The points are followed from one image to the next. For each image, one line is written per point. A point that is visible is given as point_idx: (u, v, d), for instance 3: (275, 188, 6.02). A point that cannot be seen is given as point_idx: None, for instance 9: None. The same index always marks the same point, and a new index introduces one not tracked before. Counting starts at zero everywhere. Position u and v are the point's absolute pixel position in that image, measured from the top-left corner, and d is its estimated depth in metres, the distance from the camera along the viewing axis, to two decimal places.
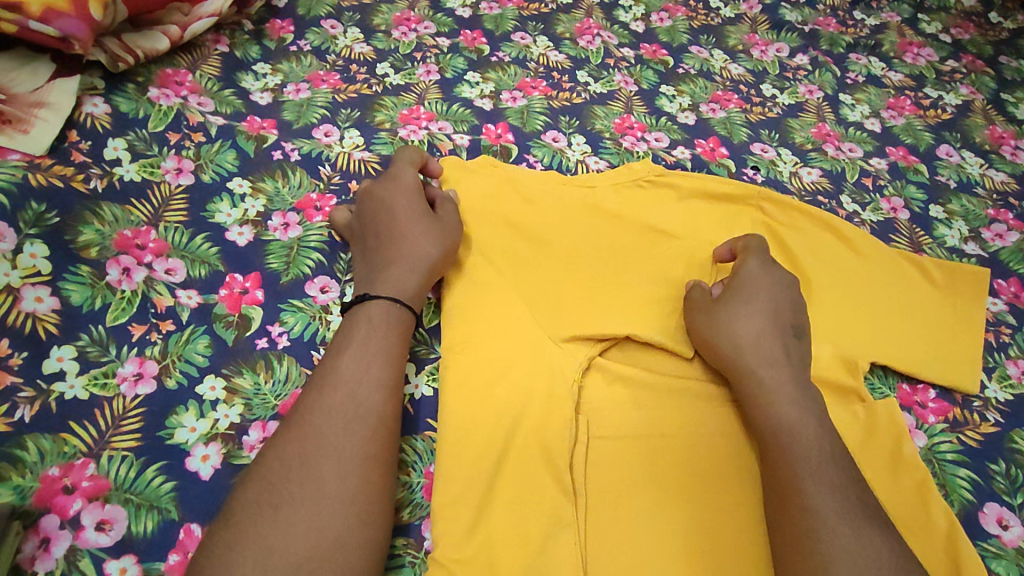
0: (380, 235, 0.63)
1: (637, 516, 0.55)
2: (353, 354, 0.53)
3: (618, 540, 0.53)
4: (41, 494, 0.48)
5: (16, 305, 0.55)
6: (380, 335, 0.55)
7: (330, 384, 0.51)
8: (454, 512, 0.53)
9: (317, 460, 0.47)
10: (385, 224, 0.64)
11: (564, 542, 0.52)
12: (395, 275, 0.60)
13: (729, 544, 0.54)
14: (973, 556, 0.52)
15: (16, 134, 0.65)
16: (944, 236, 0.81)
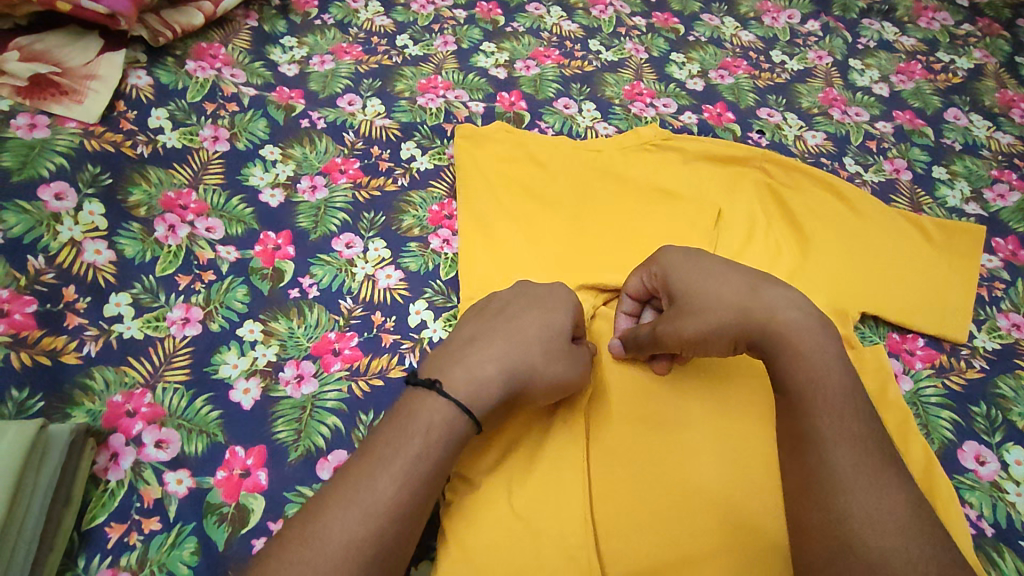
0: (496, 320, 0.53)
1: (653, 482, 0.55)
2: (414, 443, 0.45)
3: (625, 488, 0.55)
4: (108, 417, 0.55)
5: (78, 256, 0.62)
6: (449, 433, 0.46)
7: (362, 492, 0.43)
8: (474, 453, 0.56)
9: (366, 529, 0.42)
10: (512, 321, 0.53)
11: (572, 486, 0.54)
12: (480, 371, 0.49)
13: (739, 495, 0.55)
14: (945, 485, 0.56)
15: (71, 104, 0.71)
16: (945, 196, 0.83)
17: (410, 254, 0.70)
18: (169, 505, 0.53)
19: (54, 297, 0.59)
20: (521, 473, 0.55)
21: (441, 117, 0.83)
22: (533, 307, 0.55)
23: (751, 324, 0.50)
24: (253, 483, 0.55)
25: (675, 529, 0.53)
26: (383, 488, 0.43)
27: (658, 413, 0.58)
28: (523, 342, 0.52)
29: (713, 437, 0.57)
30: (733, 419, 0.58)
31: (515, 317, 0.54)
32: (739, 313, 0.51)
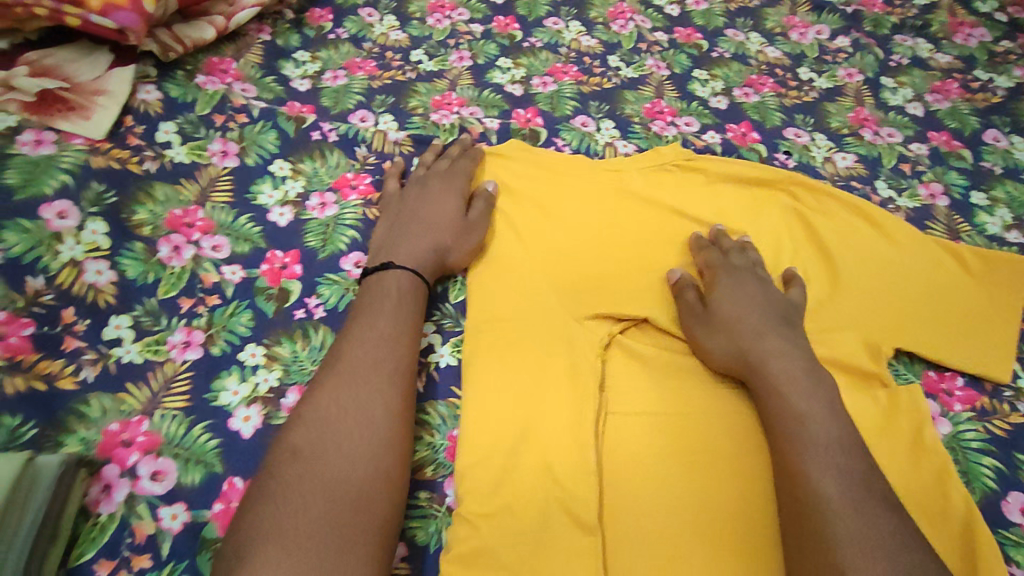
0: (413, 216, 0.68)
1: (666, 527, 0.53)
2: (391, 304, 0.59)
3: (635, 531, 0.53)
4: (103, 446, 0.53)
5: (78, 276, 0.60)
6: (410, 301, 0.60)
7: (363, 356, 0.55)
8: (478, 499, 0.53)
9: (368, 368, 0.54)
10: (422, 205, 0.69)
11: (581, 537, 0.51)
12: (409, 255, 0.64)
13: (743, 540, 0.53)
14: (989, 544, 0.51)
15: (79, 120, 0.69)
16: (985, 224, 0.78)
17: None
18: (162, 541, 0.50)
19: (52, 320, 0.57)
20: (529, 518, 0.52)
21: (454, 135, 0.81)
22: (429, 193, 0.71)
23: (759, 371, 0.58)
24: None
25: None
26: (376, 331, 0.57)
27: (658, 443, 0.57)
28: (438, 216, 0.68)
29: (720, 475, 0.56)
30: (736, 455, 0.57)
31: (416, 201, 0.70)
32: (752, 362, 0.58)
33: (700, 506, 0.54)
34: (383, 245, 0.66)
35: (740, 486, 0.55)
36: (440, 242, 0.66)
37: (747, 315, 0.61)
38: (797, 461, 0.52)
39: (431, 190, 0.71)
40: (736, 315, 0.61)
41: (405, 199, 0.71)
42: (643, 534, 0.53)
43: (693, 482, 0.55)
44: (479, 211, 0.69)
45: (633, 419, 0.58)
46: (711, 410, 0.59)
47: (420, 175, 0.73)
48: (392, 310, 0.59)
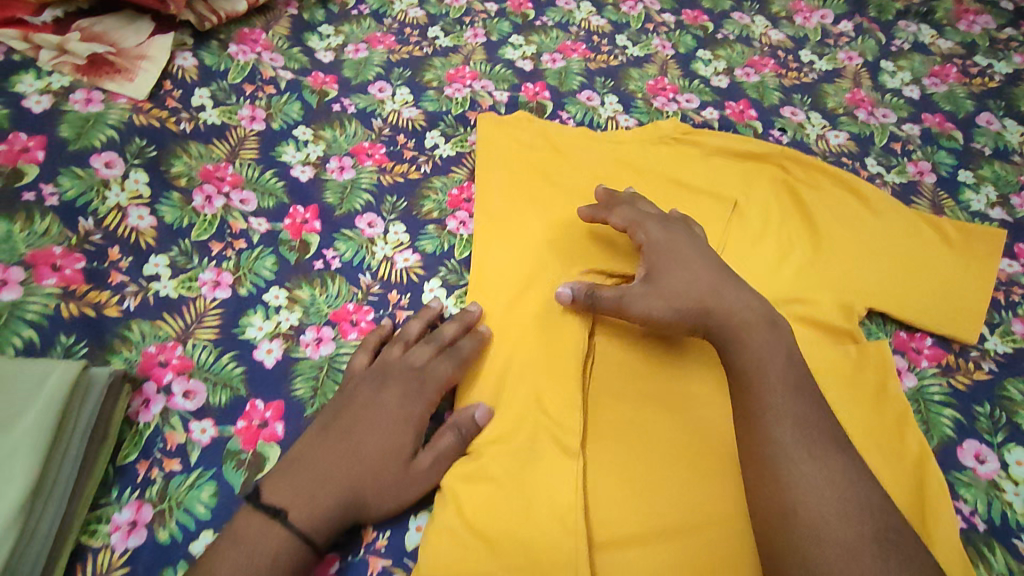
0: (339, 431, 0.55)
1: (642, 454, 0.59)
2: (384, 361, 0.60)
3: (615, 463, 0.58)
4: (143, 366, 0.60)
5: (123, 220, 0.67)
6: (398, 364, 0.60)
7: (339, 421, 0.56)
8: (476, 427, 0.58)
9: (353, 419, 0.56)
10: (362, 410, 0.56)
11: (567, 463, 0.57)
12: (320, 501, 0.52)
13: (714, 472, 0.58)
14: (936, 480, 0.57)
15: (123, 82, 0.76)
16: (969, 200, 0.82)
17: (427, 237, 0.73)
18: (191, 450, 0.57)
19: (100, 256, 0.64)
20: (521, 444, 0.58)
21: (466, 105, 0.86)
22: (391, 396, 0.58)
23: (716, 313, 0.57)
24: (271, 433, 0.59)
25: (659, 499, 0.57)
26: (356, 395, 0.58)
27: (641, 388, 0.62)
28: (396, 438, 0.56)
29: (693, 412, 0.61)
30: (711, 399, 0.62)
31: (374, 400, 0.57)
32: (709, 306, 0.58)
33: (673, 439, 0.60)
34: (327, 432, 0.55)
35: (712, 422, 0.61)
36: (358, 502, 0.53)
37: (688, 259, 0.61)
38: (751, 414, 0.53)
39: (382, 398, 0.57)
40: (673, 260, 0.61)
41: (372, 375, 0.59)
42: (622, 460, 0.58)
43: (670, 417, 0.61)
44: (431, 462, 0.56)
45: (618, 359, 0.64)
46: (693, 359, 0.64)
47: (388, 360, 0.60)
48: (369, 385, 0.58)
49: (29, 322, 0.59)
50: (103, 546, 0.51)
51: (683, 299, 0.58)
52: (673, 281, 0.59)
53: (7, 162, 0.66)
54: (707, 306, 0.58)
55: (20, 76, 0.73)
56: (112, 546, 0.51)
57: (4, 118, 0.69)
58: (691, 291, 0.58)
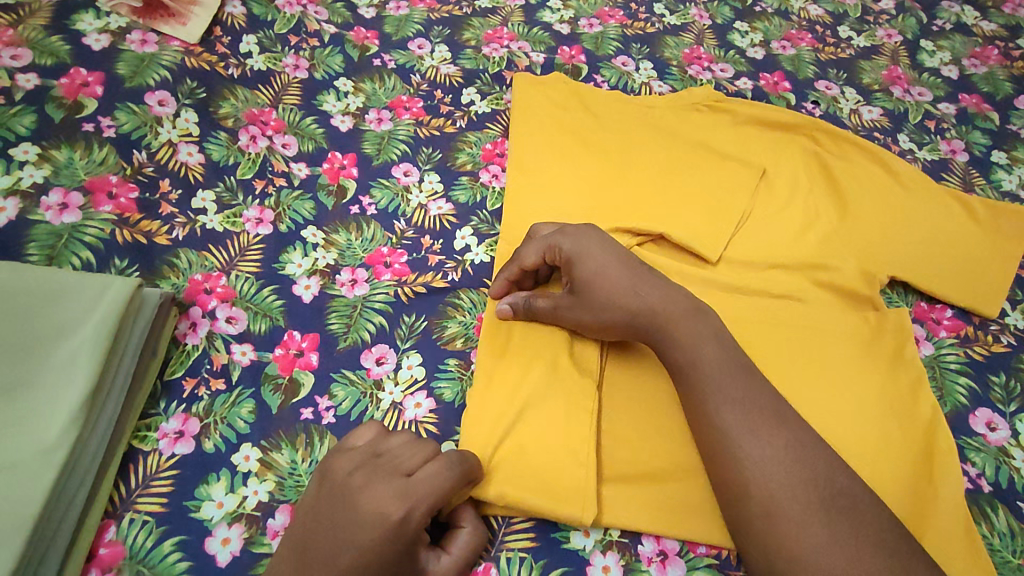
0: (319, 553, 0.45)
1: (657, 397, 0.59)
2: (364, 464, 0.49)
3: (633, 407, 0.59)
4: (189, 292, 0.63)
5: (173, 155, 0.70)
6: (380, 470, 0.49)
7: (314, 546, 0.46)
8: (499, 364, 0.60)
9: (326, 542, 0.46)
10: (340, 528, 0.46)
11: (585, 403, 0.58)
12: None
13: None
14: (946, 442, 0.58)
15: (176, 25, 0.79)
16: (1001, 180, 0.82)
17: (460, 187, 0.75)
18: (233, 370, 0.58)
19: (152, 188, 0.67)
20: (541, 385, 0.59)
21: (503, 65, 0.88)
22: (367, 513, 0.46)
23: (646, 317, 0.54)
24: (306, 362, 0.60)
25: (670, 439, 0.58)
26: (333, 508, 0.47)
27: None
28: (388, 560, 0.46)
29: None
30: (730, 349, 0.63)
31: (348, 527, 0.46)
32: (638, 312, 0.54)
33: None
34: (304, 564, 0.46)
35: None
36: None
37: (615, 261, 0.56)
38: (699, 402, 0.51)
39: (361, 513, 0.46)
40: (595, 265, 0.56)
41: (341, 491, 0.48)
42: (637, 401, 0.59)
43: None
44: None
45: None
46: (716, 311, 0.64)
47: (374, 460, 0.50)
48: (345, 500, 0.47)
49: (87, 244, 0.62)
50: (151, 450, 0.53)
51: (609, 311, 0.55)
52: (597, 295, 0.56)
53: (69, 94, 0.69)
54: (632, 314, 0.54)
55: (81, 15, 0.76)
56: (159, 451, 0.53)
57: (66, 53, 0.72)
58: (614, 302, 0.55)
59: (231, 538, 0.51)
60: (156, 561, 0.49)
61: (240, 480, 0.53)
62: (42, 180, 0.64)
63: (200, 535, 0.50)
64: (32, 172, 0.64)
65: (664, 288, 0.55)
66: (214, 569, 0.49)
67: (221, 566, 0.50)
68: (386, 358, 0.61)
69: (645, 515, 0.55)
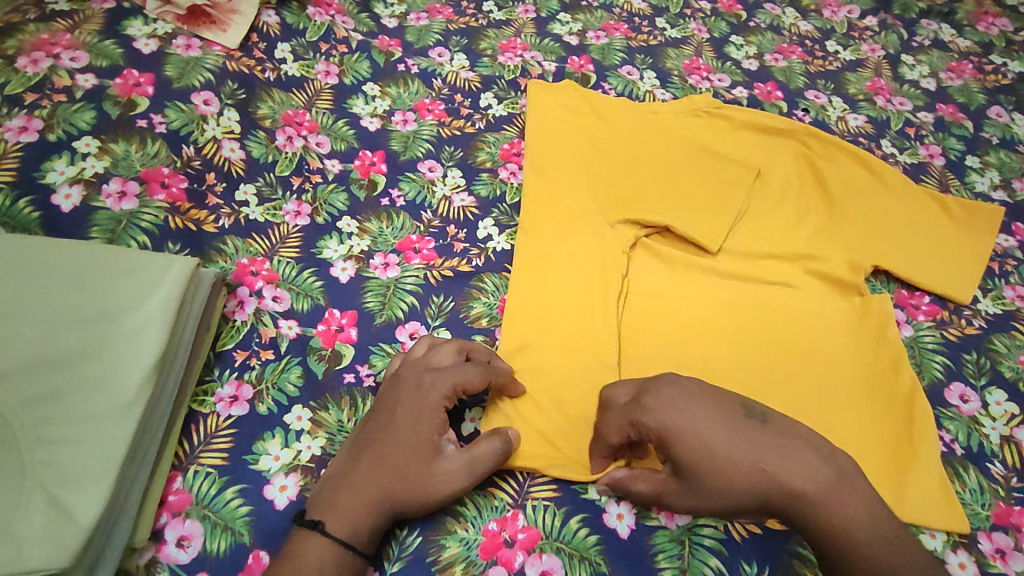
0: (371, 432, 0.55)
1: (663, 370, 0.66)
2: (407, 364, 0.60)
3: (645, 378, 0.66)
4: (236, 274, 0.68)
5: (218, 151, 0.76)
6: (418, 365, 0.59)
7: (368, 427, 0.56)
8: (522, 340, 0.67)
9: (376, 424, 0.56)
10: (387, 412, 0.56)
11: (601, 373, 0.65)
12: (356, 505, 0.52)
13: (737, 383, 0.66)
14: (925, 410, 0.64)
15: (217, 32, 0.85)
16: (974, 182, 0.89)
17: (481, 183, 0.81)
18: (281, 342, 0.64)
19: (200, 180, 0.73)
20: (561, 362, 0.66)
21: (517, 73, 0.94)
22: (407, 399, 0.56)
23: (768, 483, 0.51)
24: (346, 336, 0.66)
25: None
26: (382, 399, 0.57)
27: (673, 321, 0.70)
28: (381, 492, 0.52)
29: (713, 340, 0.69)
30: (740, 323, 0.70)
31: (392, 410, 0.56)
32: (755, 477, 0.51)
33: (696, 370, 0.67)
34: (359, 443, 0.55)
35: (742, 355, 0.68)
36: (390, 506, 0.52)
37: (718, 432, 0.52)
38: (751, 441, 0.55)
39: (404, 398, 0.56)
40: (693, 437, 0.52)
41: (391, 385, 0.58)
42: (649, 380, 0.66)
43: (699, 348, 0.68)
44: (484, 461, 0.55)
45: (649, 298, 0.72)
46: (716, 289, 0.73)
47: (413, 361, 0.60)
48: (393, 390, 0.57)
49: (144, 229, 0.68)
50: (210, 412, 0.59)
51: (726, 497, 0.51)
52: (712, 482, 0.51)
53: (123, 94, 0.75)
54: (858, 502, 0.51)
55: (130, 21, 0.82)
56: (217, 413, 0.59)
57: (119, 56, 0.78)
58: (732, 479, 0.51)
59: (288, 486, 0.57)
60: (220, 506, 0.55)
61: (294, 437, 0.59)
62: (103, 170, 0.70)
63: (260, 484, 0.56)
64: (93, 163, 0.70)
65: (780, 447, 0.52)
66: (273, 512, 0.55)
67: (279, 509, 0.56)
68: (418, 333, 0.67)
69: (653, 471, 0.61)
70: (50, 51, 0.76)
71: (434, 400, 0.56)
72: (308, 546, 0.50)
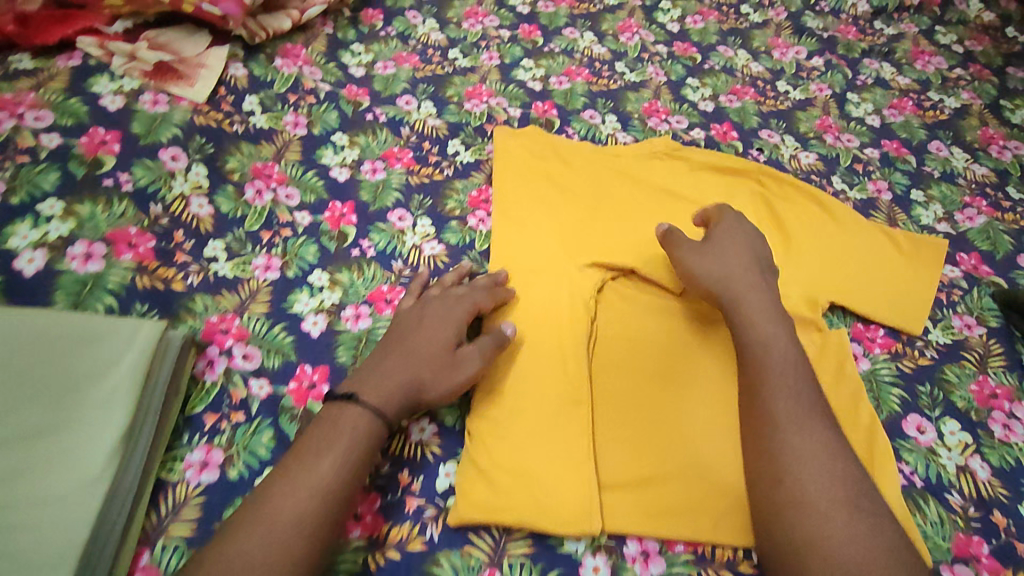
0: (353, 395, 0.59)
1: (638, 409, 0.69)
2: (392, 342, 0.65)
3: (619, 422, 0.68)
4: (206, 332, 0.68)
5: (187, 207, 0.76)
6: (409, 342, 0.65)
7: (352, 394, 0.60)
8: (498, 388, 0.67)
9: (359, 391, 0.60)
10: (372, 380, 0.61)
11: (578, 416, 0.66)
12: (327, 462, 0.54)
13: (705, 422, 0.69)
14: (884, 444, 0.67)
15: (185, 87, 0.85)
16: (919, 215, 0.94)
17: (451, 231, 0.83)
18: (252, 402, 0.64)
19: (167, 237, 0.73)
20: (540, 408, 0.66)
21: (483, 119, 0.97)
22: (389, 371, 0.62)
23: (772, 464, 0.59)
24: (318, 393, 0.66)
25: (648, 449, 0.67)
26: (367, 368, 0.63)
27: (646, 360, 0.72)
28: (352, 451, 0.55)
29: (680, 379, 0.72)
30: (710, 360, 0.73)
31: (376, 379, 0.61)
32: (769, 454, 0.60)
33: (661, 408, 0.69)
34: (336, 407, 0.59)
35: (700, 394, 0.71)
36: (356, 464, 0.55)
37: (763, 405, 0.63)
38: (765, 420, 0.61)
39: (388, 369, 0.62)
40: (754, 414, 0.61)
41: (375, 359, 0.64)
42: (620, 425, 0.68)
43: (670, 388, 0.71)
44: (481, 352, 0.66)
45: (617, 341, 0.74)
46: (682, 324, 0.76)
47: (394, 336, 0.66)
48: (382, 360, 0.63)
49: (110, 291, 0.68)
50: (179, 480, 0.59)
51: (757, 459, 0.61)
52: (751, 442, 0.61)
53: (89, 153, 0.75)
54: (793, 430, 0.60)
55: (96, 78, 0.82)
56: (186, 481, 0.59)
57: (84, 114, 0.78)
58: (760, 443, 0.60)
59: None
60: None
61: None
62: (68, 232, 0.69)
63: None
64: (58, 225, 0.69)
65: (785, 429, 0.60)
66: None
67: None
68: None
69: (630, 518, 0.63)
70: (13, 111, 0.76)
71: (458, 312, 0.68)
72: (268, 493, 0.52)
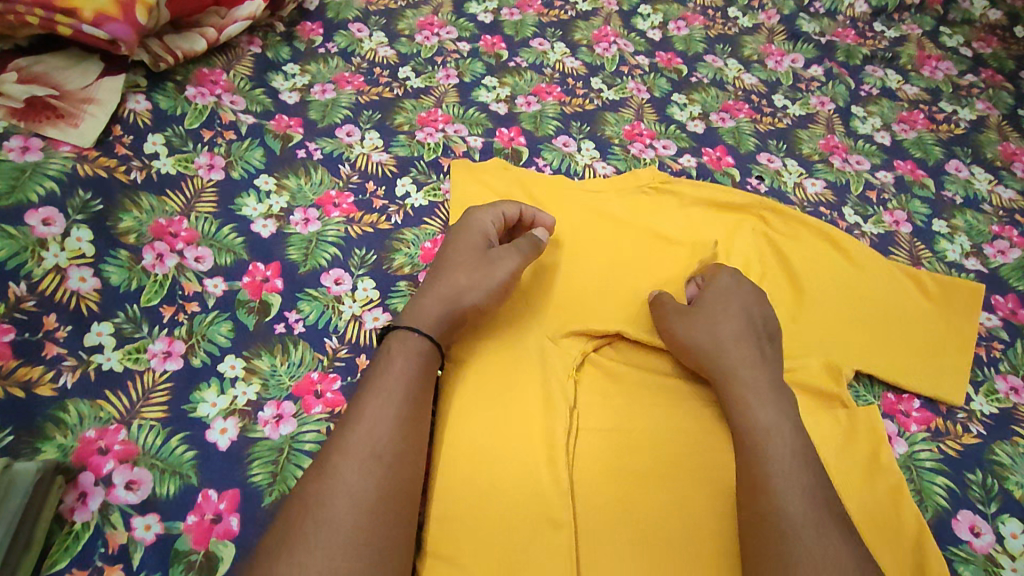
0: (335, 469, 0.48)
1: (631, 523, 0.56)
2: (376, 389, 0.53)
3: (609, 541, 0.55)
4: (79, 453, 0.54)
5: (62, 283, 0.61)
6: (398, 372, 0.54)
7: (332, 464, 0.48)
8: (458, 511, 0.55)
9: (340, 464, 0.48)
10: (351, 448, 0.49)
11: (555, 543, 0.54)
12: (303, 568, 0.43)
13: (714, 531, 0.56)
14: (936, 559, 0.55)
15: (66, 127, 0.71)
16: (945, 251, 0.82)
17: (398, 294, 0.69)
18: (134, 551, 0.52)
19: (34, 326, 0.58)
20: (508, 533, 0.54)
21: (438, 151, 0.82)
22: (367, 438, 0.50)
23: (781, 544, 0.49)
24: (224, 529, 0.53)
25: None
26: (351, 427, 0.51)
27: (638, 455, 0.59)
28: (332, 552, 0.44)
29: (682, 476, 0.59)
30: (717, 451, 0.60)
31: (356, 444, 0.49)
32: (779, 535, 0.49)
33: (660, 517, 0.56)
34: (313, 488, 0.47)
35: (711, 493, 0.58)
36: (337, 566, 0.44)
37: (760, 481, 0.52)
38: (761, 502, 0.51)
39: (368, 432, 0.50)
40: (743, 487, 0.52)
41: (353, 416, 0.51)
42: (609, 545, 0.55)
43: (670, 490, 0.58)
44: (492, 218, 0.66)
45: (603, 432, 0.60)
46: (680, 403, 0.63)
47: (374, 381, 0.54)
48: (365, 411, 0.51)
49: None
50: None
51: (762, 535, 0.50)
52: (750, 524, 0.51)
53: None
54: (813, 534, 0.49)
55: None
56: None
57: None
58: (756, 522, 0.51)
59: None
60: None
61: None
62: None
63: None
64: None
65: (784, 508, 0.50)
66: None
67: None
68: None
69: None
70: None
71: (485, 220, 0.66)
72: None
